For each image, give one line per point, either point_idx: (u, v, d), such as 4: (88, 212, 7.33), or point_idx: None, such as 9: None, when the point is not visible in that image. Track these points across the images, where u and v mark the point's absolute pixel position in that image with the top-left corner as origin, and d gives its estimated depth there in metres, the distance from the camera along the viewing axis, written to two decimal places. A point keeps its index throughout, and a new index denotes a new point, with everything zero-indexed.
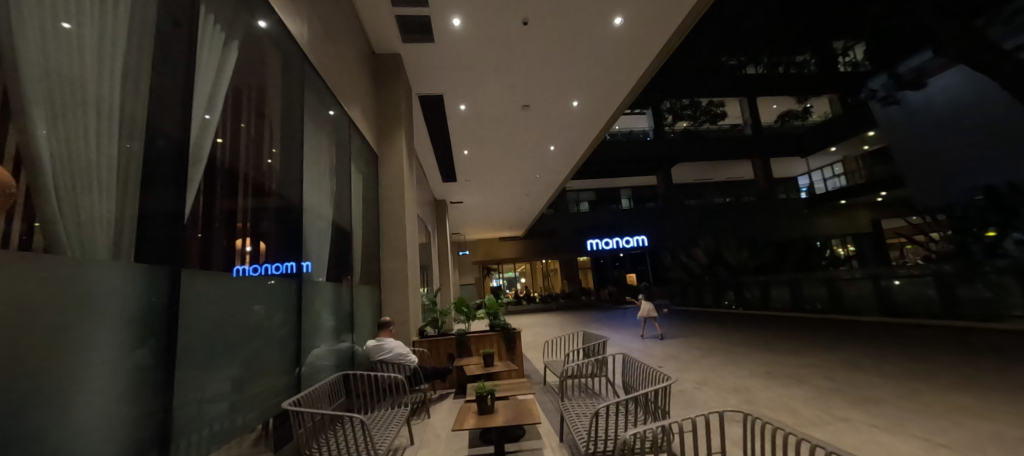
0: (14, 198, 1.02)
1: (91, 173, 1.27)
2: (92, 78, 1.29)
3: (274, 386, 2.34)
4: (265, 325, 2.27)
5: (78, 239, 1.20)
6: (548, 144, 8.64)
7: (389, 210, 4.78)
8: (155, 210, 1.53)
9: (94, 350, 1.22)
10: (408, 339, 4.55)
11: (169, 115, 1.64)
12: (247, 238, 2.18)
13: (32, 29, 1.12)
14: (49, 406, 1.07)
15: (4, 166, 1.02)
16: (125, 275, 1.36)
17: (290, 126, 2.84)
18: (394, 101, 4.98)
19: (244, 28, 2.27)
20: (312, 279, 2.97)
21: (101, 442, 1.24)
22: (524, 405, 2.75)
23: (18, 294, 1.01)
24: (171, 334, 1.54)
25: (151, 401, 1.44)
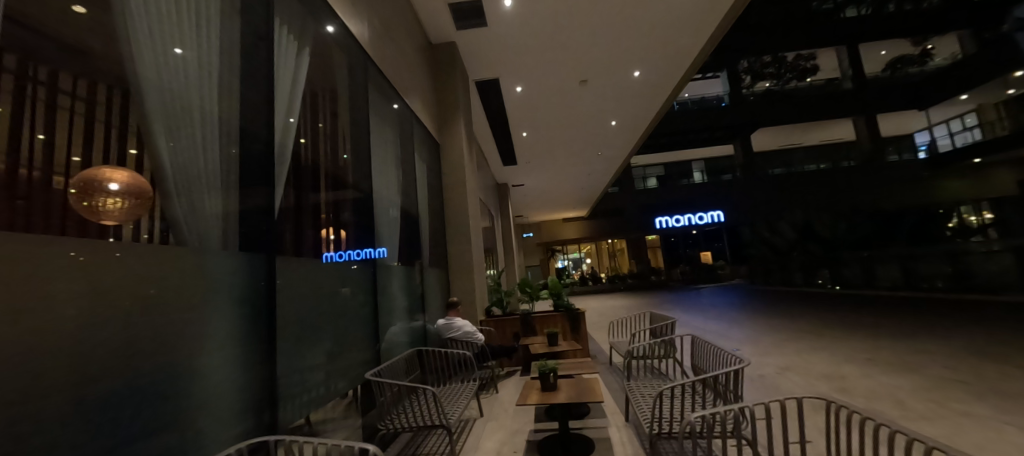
0: (153, 202, 1.28)
1: (204, 178, 1.50)
2: (195, 96, 1.50)
3: (359, 359, 2.62)
4: (350, 304, 2.54)
5: (198, 232, 1.44)
6: (610, 119, 8.31)
7: (453, 197, 4.97)
8: (254, 206, 1.78)
9: (215, 325, 1.47)
10: (476, 319, 4.79)
11: (252, 120, 1.83)
12: (330, 228, 2.44)
13: (154, 57, 1.35)
14: (188, 370, 1.33)
15: (142, 176, 1.27)
16: (235, 262, 1.61)
17: (360, 121, 3.06)
18: (452, 90, 5.13)
19: (314, 35, 2.48)
20: (386, 265, 3.22)
21: (227, 398, 1.52)
22: (587, 384, 2.77)
23: (161, 279, 1.25)
24: (273, 310, 1.79)
25: (261, 367, 1.71)
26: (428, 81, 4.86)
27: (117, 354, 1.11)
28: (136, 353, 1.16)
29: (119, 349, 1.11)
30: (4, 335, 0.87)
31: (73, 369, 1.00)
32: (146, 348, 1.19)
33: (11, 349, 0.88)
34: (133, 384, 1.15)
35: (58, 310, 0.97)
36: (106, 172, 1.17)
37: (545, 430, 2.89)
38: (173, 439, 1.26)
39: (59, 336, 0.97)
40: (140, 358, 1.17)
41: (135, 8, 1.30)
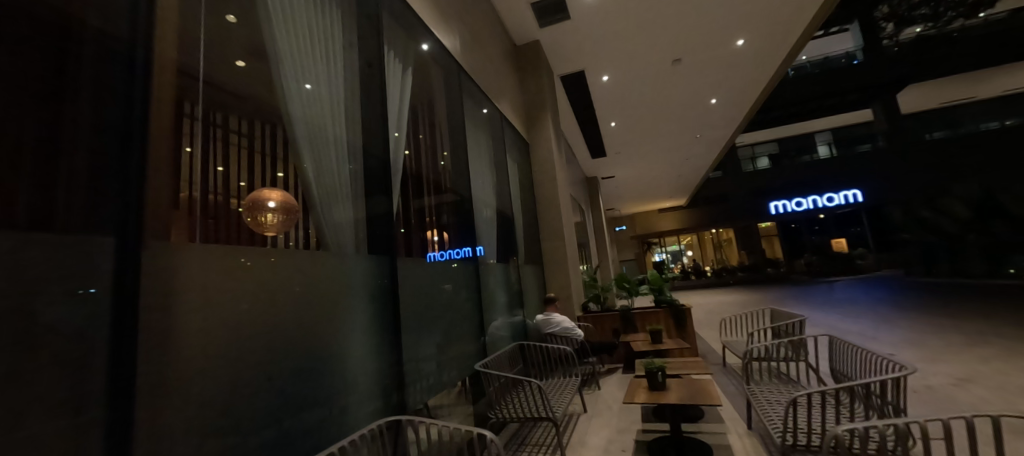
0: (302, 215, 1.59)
1: (337, 191, 1.78)
2: (330, 124, 1.80)
3: (466, 351, 2.81)
4: (454, 300, 2.73)
5: (336, 239, 1.70)
6: (709, 97, 7.56)
7: (544, 194, 5.02)
8: (377, 212, 2.03)
9: (353, 317, 1.72)
10: (573, 314, 4.78)
11: (371, 139, 2.09)
12: (434, 230, 2.67)
13: (297, 94, 1.65)
14: (335, 354, 1.59)
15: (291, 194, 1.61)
16: (366, 264, 1.86)
17: (456, 128, 3.28)
18: (538, 89, 5.19)
19: (414, 54, 2.73)
20: (486, 263, 3.40)
21: (366, 379, 1.77)
22: (701, 385, 2.57)
23: (313, 278, 1.52)
24: (397, 305, 2.02)
25: (389, 354, 1.95)
26: (515, 84, 5.00)
27: (284, 339, 1.37)
28: (300, 339, 1.43)
29: (285, 334, 1.38)
30: (214, 320, 1.15)
31: (258, 351, 1.27)
32: (305, 335, 1.45)
33: (217, 332, 1.16)
34: (299, 364, 1.42)
35: (244, 303, 1.24)
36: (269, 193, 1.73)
37: (655, 431, 2.76)
38: (325, 411, 1.51)
39: (245, 324, 1.23)
40: (302, 343, 1.44)
41: (285, 62, 1.62)
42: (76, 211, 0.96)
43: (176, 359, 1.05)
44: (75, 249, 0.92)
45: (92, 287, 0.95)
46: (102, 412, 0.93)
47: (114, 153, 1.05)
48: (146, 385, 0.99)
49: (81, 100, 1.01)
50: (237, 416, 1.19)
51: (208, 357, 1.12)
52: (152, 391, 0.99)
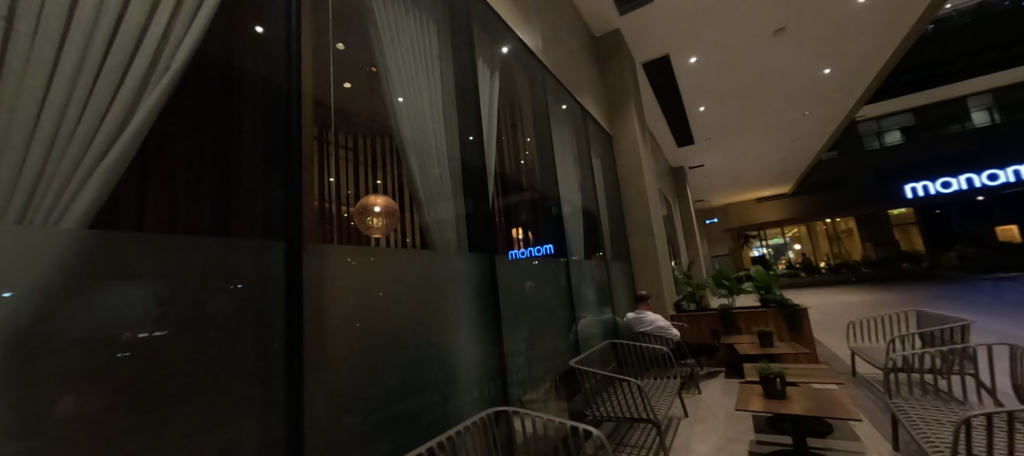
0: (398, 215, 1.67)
1: (442, 193, 1.96)
2: (432, 129, 1.98)
3: (559, 348, 2.84)
4: (539, 298, 2.69)
5: (439, 239, 1.85)
6: (821, 68, 6.59)
7: (630, 188, 4.84)
8: (481, 208, 2.18)
9: (459, 311, 1.85)
10: (666, 313, 4.54)
11: (467, 141, 2.23)
12: (517, 228, 2.64)
13: (406, 108, 1.85)
14: (446, 345, 1.74)
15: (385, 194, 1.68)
16: (467, 261, 1.99)
17: (541, 127, 3.32)
18: (620, 79, 5.01)
19: (500, 59, 2.84)
20: (574, 259, 3.38)
21: (472, 369, 1.91)
22: (831, 397, 2.27)
23: (424, 276, 1.67)
24: (496, 299, 2.12)
25: (493, 346, 2.07)
26: (595, 76, 4.87)
27: (405, 330, 1.53)
28: (417, 331, 1.59)
29: (407, 326, 1.54)
30: (353, 311, 1.34)
31: (385, 340, 1.44)
32: (420, 328, 1.61)
33: (355, 323, 1.34)
34: (418, 354, 1.58)
35: (373, 298, 1.42)
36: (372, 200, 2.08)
37: (773, 443, 2.50)
38: (439, 396, 1.68)
39: (375, 317, 1.41)
40: (419, 335, 1.60)
41: (394, 78, 1.83)
42: (242, 218, 1.17)
43: (328, 345, 1.24)
44: (252, 250, 1.13)
45: (238, 282, 1.08)
46: (278, 386, 1.13)
47: (271, 171, 1.28)
48: (308, 367, 1.17)
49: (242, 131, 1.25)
50: (375, 396, 1.37)
51: (350, 342, 1.31)
52: (312, 372, 1.18)
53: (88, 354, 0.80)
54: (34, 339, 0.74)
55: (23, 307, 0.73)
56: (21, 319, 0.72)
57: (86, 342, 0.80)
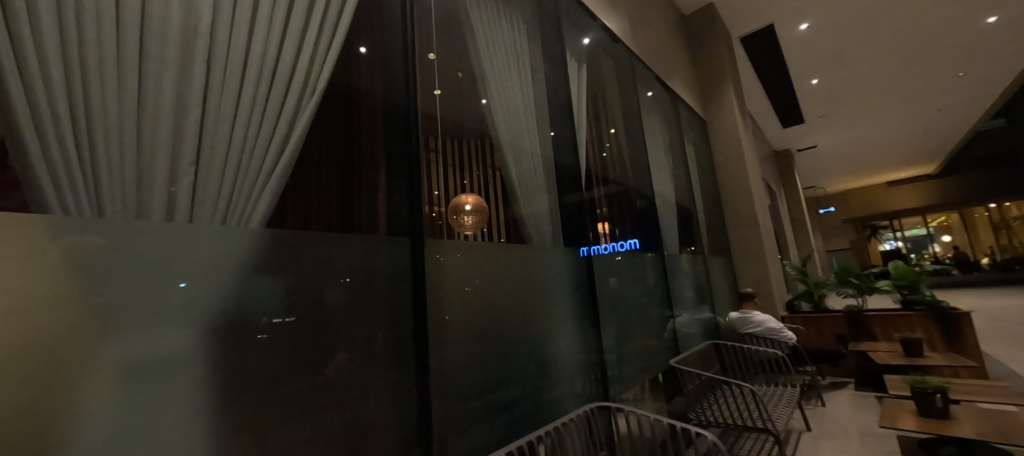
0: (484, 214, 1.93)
1: (535, 187, 2.12)
2: (524, 127, 2.16)
3: (656, 346, 2.73)
4: (627, 295, 2.54)
5: (539, 233, 2.01)
6: (984, 16, 5.32)
7: (729, 176, 4.41)
8: (569, 200, 2.31)
9: (559, 301, 2.01)
10: (776, 313, 4.08)
11: (549, 136, 2.32)
12: (602, 222, 2.47)
13: (502, 109, 2.05)
14: (548, 331, 1.90)
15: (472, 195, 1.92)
16: (564, 255, 2.13)
17: (631, 116, 3.20)
18: (717, 60, 4.60)
19: (587, 50, 2.81)
20: (669, 253, 3.19)
21: (571, 356, 2.04)
22: (1018, 421, 1.84)
23: (527, 267, 1.85)
24: (593, 291, 2.27)
25: (590, 334, 2.21)
26: (686, 60, 4.52)
27: (514, 315, 1.72)
28: (523, 316, 1.77)
29: (509, 314, 1.70)
30: (472, 296, 1.55)
31: (498, 322, 1.63)
32: (525, 314, 1.78)
33: (474, 306, 1.54)
34: (525, 337, 1.76)
35: (488, 284, 1.62)
36: (464, 197, 1.91)
37: None
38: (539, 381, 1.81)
39: (490, 301, 1.61)
40: (525, 320, 1.78)
41: (491, 86, 2.02)
42: (366, 215, 1.32)
43: (447, 328, 1.43)
44: (386, 243, 1.33)
45: (347, 277, 1.18)
46: (409, 362, 1.32)
47: (395, 173, 1.49)
48: (434, 346, 1.36)
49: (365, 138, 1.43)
50: (485, 376, 1.54)
51: (470, 322, 1.52)
52: (436, 350, 1.37)
53: (240, 334, 0.93)
54: (232, 317, 0.92)
55: (206, 296, 0.88)
56: (214, 301, 0.90)
57: (243, 323, 0.93)
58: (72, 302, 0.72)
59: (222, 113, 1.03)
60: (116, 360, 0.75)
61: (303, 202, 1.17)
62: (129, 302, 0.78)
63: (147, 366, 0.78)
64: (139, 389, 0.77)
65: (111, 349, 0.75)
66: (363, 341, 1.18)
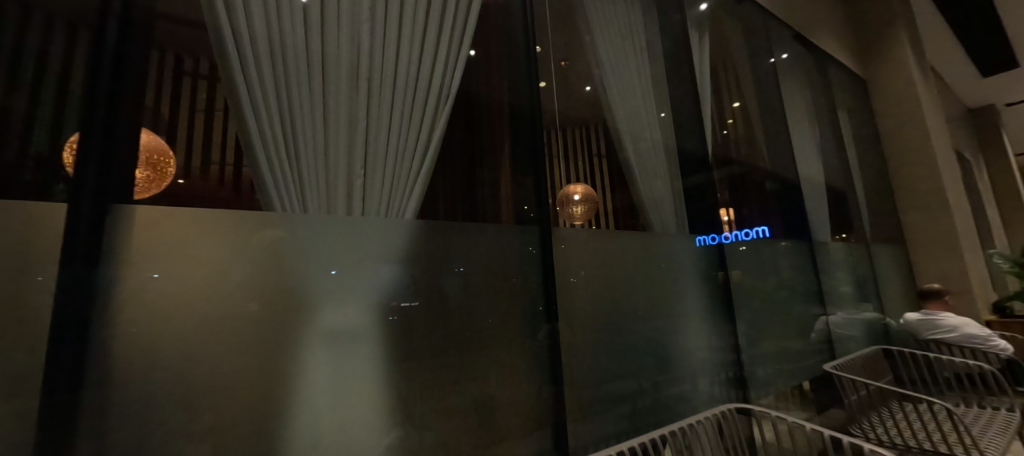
0: (596, 205, 1.74)
1: (658, 172, 2.06)
2: (643, 109, 2.09)
3: (803, 348, 2.39)
4: (762, 289, 2.28)
5: (660, 220, 1.96)
6: None
7: (904, 147, 3.56)
8: (693, 184, 2.18)
9: (684, 292, 1.94)
10: (980, 317, 3.19)
11: (665, 118, 2.19)
12: (726, 208, 2.25)
13: (620, 93, 2.02)
14: (674, 322, 1.86)
15: (580, 184, 1.73)
16: (689, 244, 2.04)
17: (765, 87, 2.82)
18: (886, 5, 3.76)
19: (711, 18, 2.56)
20: (820, 242, 2.74)
21: (702, 349, 1.95)
22: None
23: (649, 256, 1.83)
24: (725, 282, 2.13)
25: (724, 328, 2.08)
26: (840, 13, 3.78)
27: (638, 303, 1.74)
28: (647, 305, 1.77)
29: (632, 303, 1.72)
30: (595, 283, 1.61)
31: (622, 311, 1.67)
32: (648, 303, 1.78)
33: (597, 294, 1.61)
34: (651, 326, 1.76)
35: (611, 274, 1.67)
36: (572, 187, 1.69)
37: None
38: (663, 376, 1.76)
39: (613, 289, 1.66)
40: (649, 309, 1.77)
41: (608, 72, 2.00)
42: (484, 204, 1.39)
43: (575, 314, 1.53)
44: (517, 234, 1.45)
45: (461, 266, 1.28)
46: (541, 343, 1.43)
47: (520, 167, 1.55)
48: (563, 329, 1.48)
49: (481, 128, 1.48)
50: (611, 364, 1.59)
51: (595, 309, 1.59)
52: (564, 333, 1.48)
53: (382, 315, 1.11)
54: (383, 298, 1.11)
55: (359, 282, 1.08)
56: (365, 284, 1.09)
57: (385, 305, 1.12)
58: (270, 282, 0.95)
59: (366, 127, 1.21)
60: (318, 328, 1.00)
61: (433, 200, 1.29)
62: (309, 286, 1.00)
63: (337, 334, 1.03)
64: (329, 354, 1.01)
65: (316, 318, 1.00)
66: (497, 321, 1.34)
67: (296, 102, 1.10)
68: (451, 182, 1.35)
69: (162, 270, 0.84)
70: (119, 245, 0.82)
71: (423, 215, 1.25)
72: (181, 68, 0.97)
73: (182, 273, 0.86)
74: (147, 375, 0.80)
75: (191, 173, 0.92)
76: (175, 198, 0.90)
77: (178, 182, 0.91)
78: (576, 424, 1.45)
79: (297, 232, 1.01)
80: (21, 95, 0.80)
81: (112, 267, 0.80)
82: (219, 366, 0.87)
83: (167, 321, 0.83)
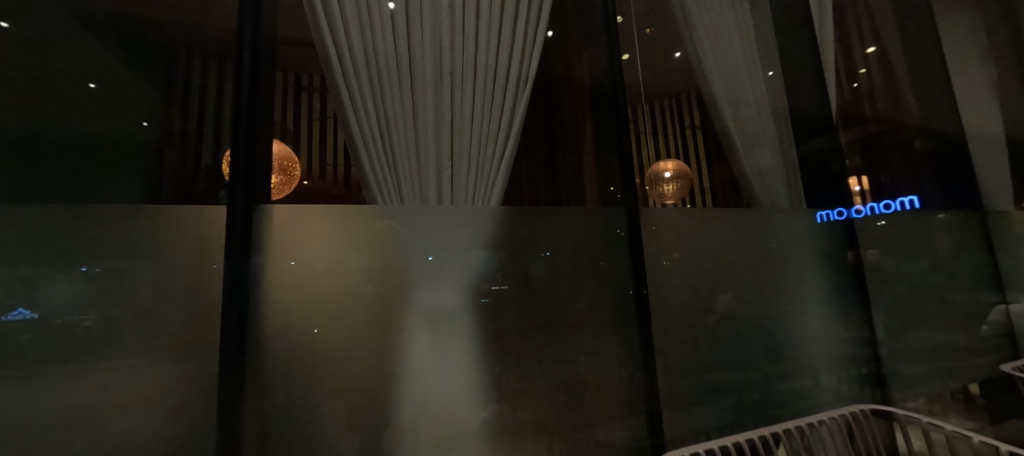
0: (691, 182, 1.57)
1: (764, 138, 1.81)
2: (743, 69, 1.85)
3: (974, 345, 1.93)
4: (911, 272, 1.88)
5: (768, 194, 1.73)
6: None
7: None
8: (811, 151, 1.88)
9: (802, 274, 1.71)
10: None
11: (773, 77, 1.91)
12: (857, 176, 1.92)
13: (715, 55, 1.82)
14: (788, 308, 1.65)
15: (671, 160, 1.56)
16: (806, 220, 1.77)
17: (918, 20, 2.26)
18: None
19: None
20: (1005, 211, 2.13)
21: (824, 340, 1.70)
22: None
23: (756, 234, 1.64)
24: (857, 263, 1.83)
25: (855, 317, 1.79)
26: None
27: (743, 287, 1.57)
28: (754, 289, 1.59)
29: (736, 287, 1.56)
30: (692, 265, 1.50)
31: (725, 295, 1.53)
32: (755, 287, 1.60)
33: (694, 276, 1.49)
34: (759, 311, 1.59)
35: (710, 256, 1.53)
36: (662, 163, 1.54)
37: None
38: (776, 368, 1.58)
39: (712, 271, 1.52)
40: (757, 293, 1.60)
41: (700, 33, 1.81)
42: (566, 188, 1.37)
43: (668, 299, 1.44)
44: (602, 216, 1.40)
45: (547, 251, 1.29)
46: (632, 329, 1.37)
47: (603, 146, 1.48)
48: (656, 313, 1.41)
49: (562, 109, 1.45)
50: (712, 353, 1.48)
51: (693, 292, 1.48)
52: (657, 319, 1.41)
53: (472, 297, 1.18)
54: (471, 283, 1.18)
55: (450, 266, 1.16)
56: (456, 269, 1.17)
57: (473, 287, 1.18)
58: (378, 268, 1.08)
59: (449, 120, 1.27)
60: (417, 309, 1.11)
61: (516, 185, 1.30)
62: (407, 270, 1.11)
63: (433, 315, 1.13)
64: (427, 334, 1.12)
65: (415, 300, 1.11)
66: (584, 304, 1.32)
67: (389, 103, 1.20)
68: (534, 167, 1.35)
69: (295, 257, 1.02)
70: (261, 239, 1.00)
71: (508, 200, 1.28)
72: (299, 84, 1.14)
73: (312, 261, 1.03)
74: (290, 344, 0.99)
75: (312, 175, 1.08)
76: (301, 197, 1.05)
77: (303, 183, 1.07)
78: (671, 413, 1.39)
79: (395, 222, 1.12)
80: (197, 122, 1.03)
81: (258, 256, 1.00)
82: (340, 340, 1.03)
83: (301, 301, 1.01)
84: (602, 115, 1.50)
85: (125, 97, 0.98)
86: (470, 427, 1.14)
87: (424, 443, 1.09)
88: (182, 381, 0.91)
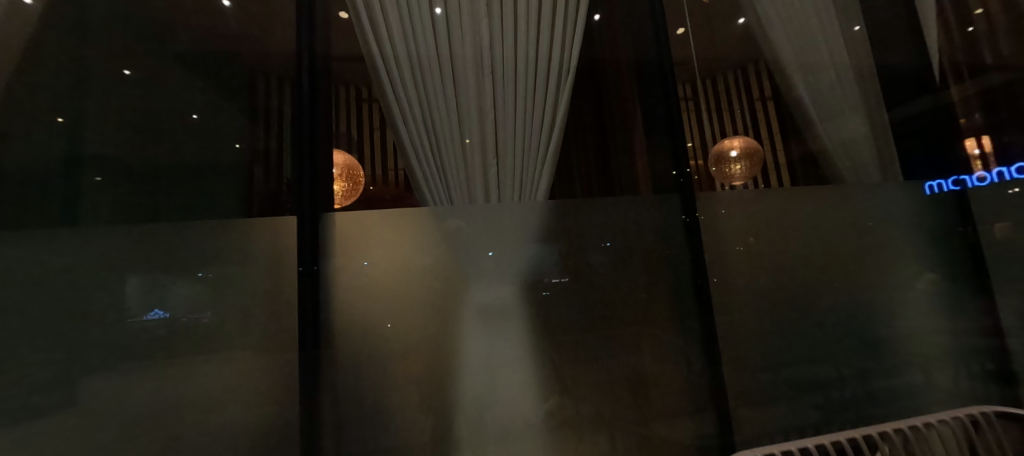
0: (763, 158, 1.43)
1: (845, 104, 1.60)
2: (816, 28, 1.64)
3: None
4: None
5: (854, 167, 1.53)
6: None
7: None
8: (908, 113, 1.63)
9: (902, 256, 1.49)
10: None
11: (856, 32, 1.67)
12: (977, 136, 1.56)
13: (780, 16, 1.64)
14: (886, 295, 1.45)
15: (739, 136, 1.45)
16: (903, 194, 1.54)
17: None
18: None
19: None
20: None
21: (934, 331, 1.48)
22: None
23: (842, 213, 1.47)
24: (975, 241, 1.55)
25: (974, 303, 1.53)
26: None
27: (829, 272, 1.41)
28: (843, 275, 1.42)
29: (820, 273, 1.41)
30: (766, 251, 1.38)
31: (808, 282, 1.39)
32: (844, 272, 1.43)
33: (767, 263, 1.37)
34: (849, 299, 1.42)
35: (785, 241, 1.39)
36: (726, 142, 1.41)
37: None
38: (871, 363, 1.40)
39: (788, 257, 1.39)
40: (846, 279, 1.43)
41: None
42: (620, 176, 1.33)
43: (736, 288, 1.34)
44: (658, 203, 1.34)
45: (608, 241, 1.27)
46: (693, 321, 1.30)
47: (656, 130, 1.41)
48: (722, 304, 1.32)
49: (612, 94, 1.40)
50: (790, 346, 1.35)
51: (766, 280, 1.36)
52: (722, 311, 1.32)
53: (529, 291, 1.20)
54: (527, 276, 1.20)
55: (507, 261, 1.19)
56: (512, 264, 1.19)
57: (528, 281, 1.20)
58: (438, 265, 1.14)
59: (498, 117, 1.29)
60: (474, 304, 1.15)
61: (567, 177, 1.29)
62: (463, 266, 1.16)
63: (490, 309, 1.16)
64: (485, 328, 1.16)
65: (472, 295, 1.16)
66: (643, 295, 1.28)
67: (437, 107, 1.25)
68: (586, 156, 1.32)
69: (367, 258, 1.11)
70: (331, 243, 1.10)
71: (559, 193, 1.27)
72: (359, 96, 1.22)
73: (382, 261, 1.11)
74: (363, 338, 1.08)
75: (377, 181, 1.16)
76: (365, 202, 1.14)
77: (370, 189, 1.15)
78: (744, 410, 1.30)
79: (450, 221, 1.17)
80: (277, 139, 1.15)
81: (330, 258, 1.09)
82: (406, 334, 1.10)
83: (371, 299, 1.10)
84: (653, 96, 1.42)
85: (218, 125, 1.12)
86: (533, 420, 1.16)
87: (489, 434, 1.13)
88: (274, 373, 1.04)
